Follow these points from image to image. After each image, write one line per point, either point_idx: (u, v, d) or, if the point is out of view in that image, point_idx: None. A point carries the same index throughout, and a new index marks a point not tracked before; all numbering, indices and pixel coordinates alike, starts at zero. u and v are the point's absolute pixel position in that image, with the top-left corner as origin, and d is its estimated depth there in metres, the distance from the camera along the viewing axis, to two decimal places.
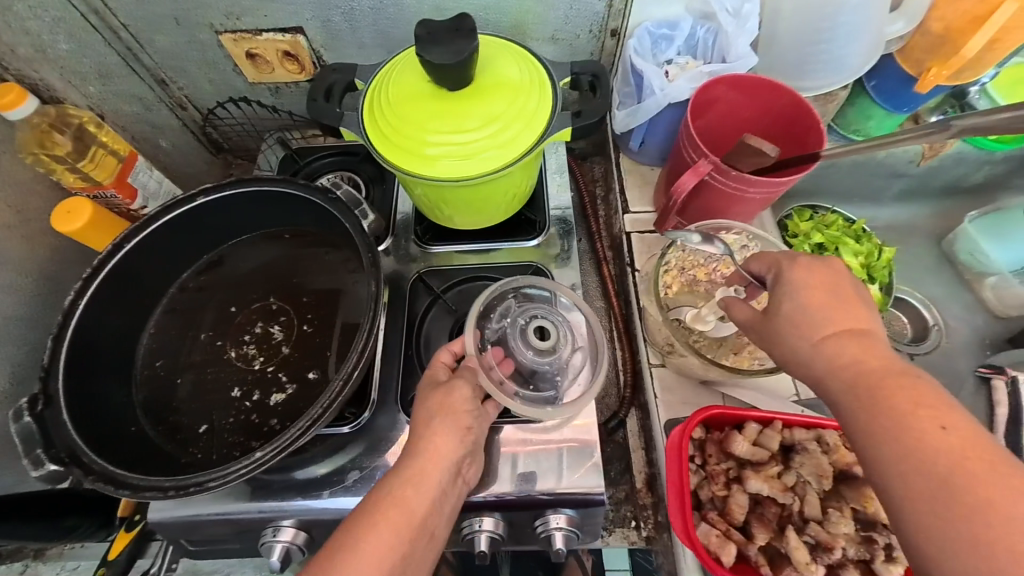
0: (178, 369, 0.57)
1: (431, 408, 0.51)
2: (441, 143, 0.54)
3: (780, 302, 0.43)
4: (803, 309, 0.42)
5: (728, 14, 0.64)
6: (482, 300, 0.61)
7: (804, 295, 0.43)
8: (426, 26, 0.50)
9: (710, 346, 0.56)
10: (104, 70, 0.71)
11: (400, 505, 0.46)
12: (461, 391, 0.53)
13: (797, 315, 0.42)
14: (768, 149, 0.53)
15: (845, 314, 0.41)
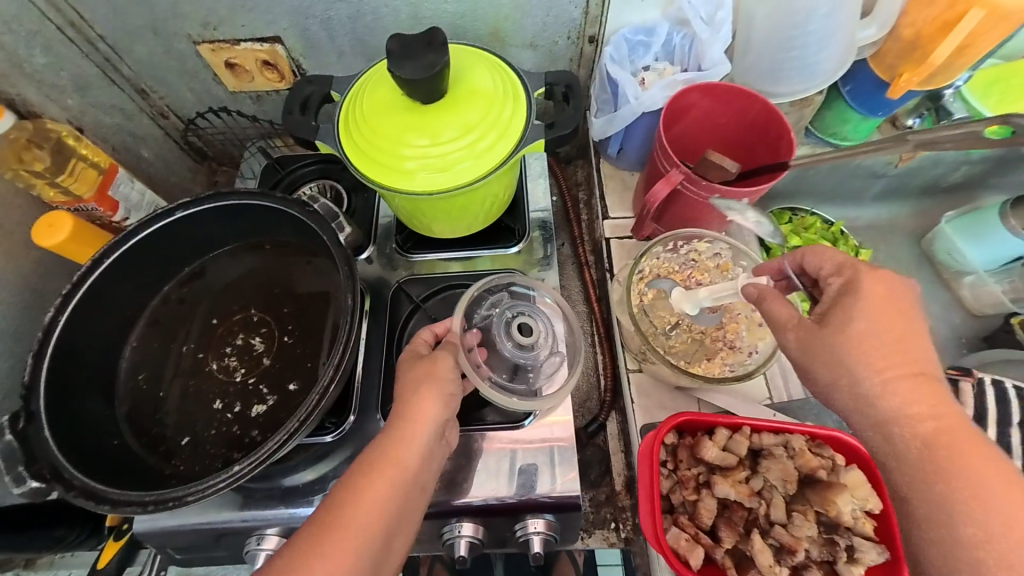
0: (161, 381, 0.58)
1: (419, 373, 0.51)
2: (418, 155, 0.55)
3: (846, 317, 0.43)
4: (865, 324, 0.42)
5: (703, 21, 0.65)
6: (472, 291, 0.62)
7: (866, 311, 0.43)
8: (398, 39, 0.51)
9: (684, 352, 0.57)
10: (82, 82, 0.71)
11: (392, 462, 0.46)
12: (444, 362, 0.52)
13: (858, 328, 0.42)
14: (729, 165, 0.59)
15: (897, 329, 0.42)
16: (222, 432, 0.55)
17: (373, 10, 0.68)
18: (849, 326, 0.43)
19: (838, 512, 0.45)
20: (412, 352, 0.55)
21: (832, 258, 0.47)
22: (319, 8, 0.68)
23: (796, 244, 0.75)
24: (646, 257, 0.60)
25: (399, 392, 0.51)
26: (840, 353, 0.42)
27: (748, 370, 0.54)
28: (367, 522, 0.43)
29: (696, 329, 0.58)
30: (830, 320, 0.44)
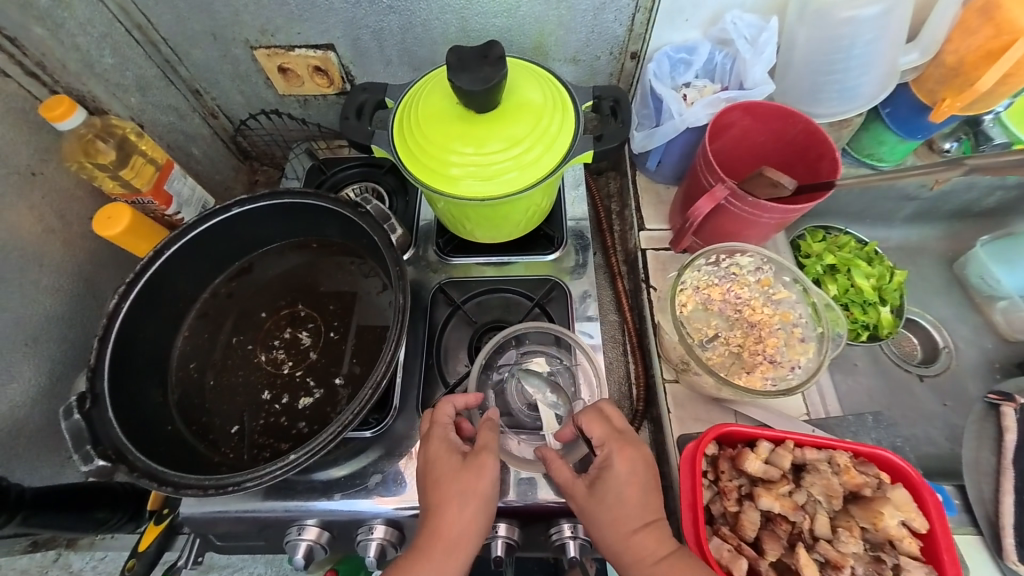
0: (210, 370, 0.60)
1: (462, 488, 0.49)
2: (466, 163, 0.57)
3: (608, 491, 0.47)
4: (637, 498, 0.47)
5: (746, 42, 0.66)
6: (485, 351, 0.61)
7: (627, 489, 0.47)
8: (458, 52, 0.53)
9: (724, 366, 0.57)
10: (143, 82, 0.74)
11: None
12: (490, 469, 0.50)
13: (617, 496, 0.46)
14: (785, 181, 0.57)
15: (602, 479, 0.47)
16: (269, 420, 0.56)
17: (424, 21, 0.70)
18: (611, 496, 0.46)
19: (884, 527, 0.45)
20: (448, 445, 0.52)
21: (597, 430, 0.49)
22: (372, 19, 0.70)
23: (830, 261, 0.75)
24: (697, 278, 0.62)
25: (438, 497, 0.48)
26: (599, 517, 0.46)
27: (786, 384, 0.55)
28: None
29: (732, 342, 0.59)
30: (595, 490, 0.47)
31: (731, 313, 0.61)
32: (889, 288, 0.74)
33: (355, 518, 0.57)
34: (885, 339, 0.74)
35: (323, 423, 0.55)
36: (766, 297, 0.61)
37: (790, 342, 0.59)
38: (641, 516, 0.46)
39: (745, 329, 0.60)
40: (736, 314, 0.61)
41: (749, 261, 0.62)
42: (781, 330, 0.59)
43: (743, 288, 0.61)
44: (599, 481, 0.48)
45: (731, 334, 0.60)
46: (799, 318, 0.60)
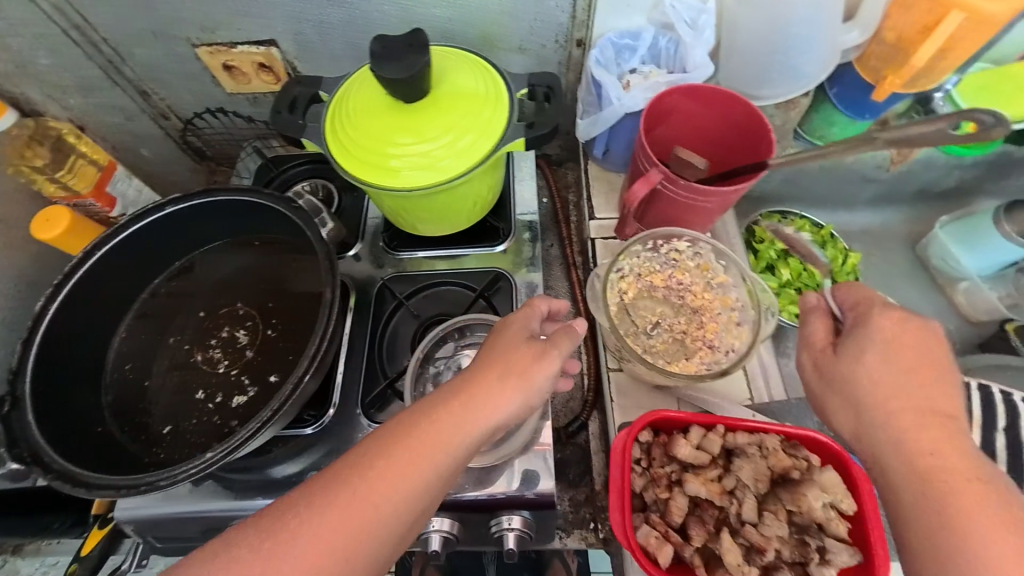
0: (147, 371, 0.59)
1: (512, 362, 0.44)
2: (397, 153, 0.56)
3: (862, 348, 0.45)
4: (887, 359, 0.44)
5: (686, 24, 0.65)
6: (423, 345, 0.60)
7: (895, 347, 0.44)
8: (382, 41, 0.52)
9: (662, 353, 0.57)
10: (85, 83, 0.74)
11: (430, 441, 0.40)
12: (549, 363, 0.45)
13: (907, 351, 0.44)
14: (698, 161, 0.61)
15: (910, 354, 0.44)
16: (201, 420, 0.55)
17: (366, 14, 0.70)
18: (864, 357, 0.45)
19: (809, 509, 0.44)
20: (525, 327, 0.48)
21: (854, 292, 0.49)
22: (313, 13, 0.70)
23: (783, 246, 0.74)
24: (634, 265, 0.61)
25: (485, 364, 0.44)
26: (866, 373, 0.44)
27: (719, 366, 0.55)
28: (388, 496, 0.38)
29: (674, 328, 0.58)
30: (844, 349, 0.46)
31: (674, 298, 0.60)
32: (842, 271, 0.74)
33: None
34: None
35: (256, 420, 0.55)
36: (708, 283, 0.61)
37: (728, 325, 0.58)
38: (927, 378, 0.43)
39: (689, 314, 0.59)
40: (680, 300, 0.60)
41: (685, 246, 0.62)
42: (722, 314, 0.59)
43: (682, 273, 0.61)
44: (849, 342, 0.46)
45: (675, 319, 0.59)
46: (738, 302, 0.59)
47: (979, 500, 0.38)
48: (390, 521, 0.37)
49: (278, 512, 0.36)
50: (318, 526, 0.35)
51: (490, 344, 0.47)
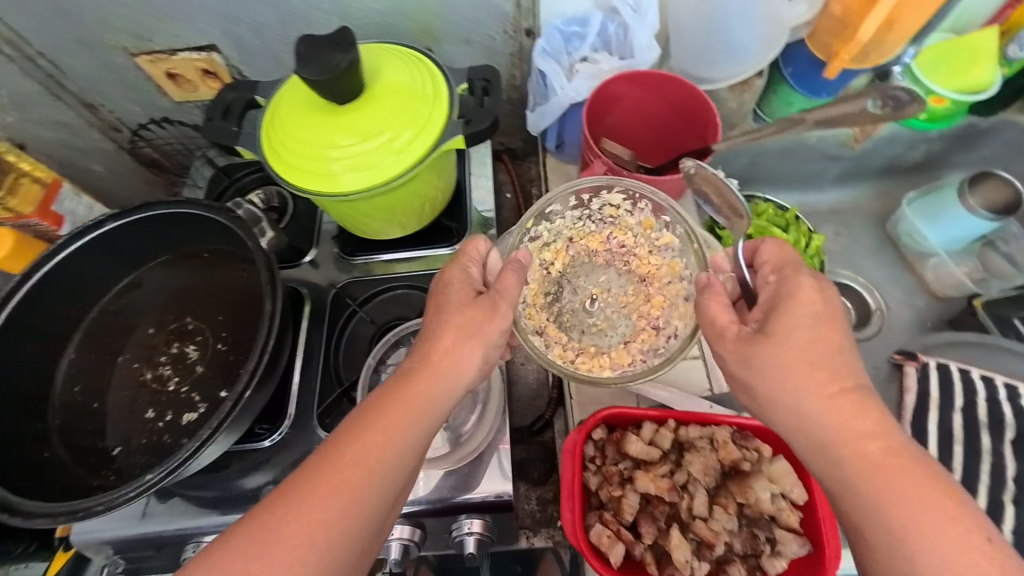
0: (96, 393, 0.58)
1: (471, 323, 0.46)
2: (332, 155, 0.54)
3: (787, 325, 0.41)
4: (815, 342, 0.40)
5: (630, 8, 0.63)
6: (376, 351, 0.59)
7: (804, 327, 0.41)
8: (306, 40, 0.50)
9: (593, 351, 0.55)
10: (21, 98, 0.71)
11: (408, 407, 0.43)
12: (498, 320, 0.47)
13: (828, 348, 0.40)
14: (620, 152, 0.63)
15: (824, 337, 0.40)
16: (148, 442, 0.54)
17: (302, 13, 0.67)
18: (772, 353, 0.40)
19: (757, 501, 0.45)
20: (469, 275, 0.50)
21: (778, 254, 0.46)
22: (247, 14, 0.67)
23: (746, 231, 0.73)
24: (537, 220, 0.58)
25: (440, 328, 0.46)
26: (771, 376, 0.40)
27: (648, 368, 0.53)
28: (378, 462, 0.40)
29: (598, 295, 0.58)
30: (769, 330, 0.41)
31: (612, 263, 0.60)
32: (807, 254, 0.72)
33: None
34: None
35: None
36: (620, 237, 0.61)
37: (639, 283, 0.59)
38: (848, 374, 0.40)
39: (633, 283, 0.59)
40: (623, 264, 0.60)
41: (595, 190, 0.58)
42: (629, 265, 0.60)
43: (606, 229, 0.61)
44: (769, 320, 0.42)
45: (619, 291, 0.58)
46: (686, 268, 0.58)
47: (884, 477, 0.37)
48: (380, 487, 0.40)
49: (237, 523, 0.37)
50: (328, 502, 0.38)
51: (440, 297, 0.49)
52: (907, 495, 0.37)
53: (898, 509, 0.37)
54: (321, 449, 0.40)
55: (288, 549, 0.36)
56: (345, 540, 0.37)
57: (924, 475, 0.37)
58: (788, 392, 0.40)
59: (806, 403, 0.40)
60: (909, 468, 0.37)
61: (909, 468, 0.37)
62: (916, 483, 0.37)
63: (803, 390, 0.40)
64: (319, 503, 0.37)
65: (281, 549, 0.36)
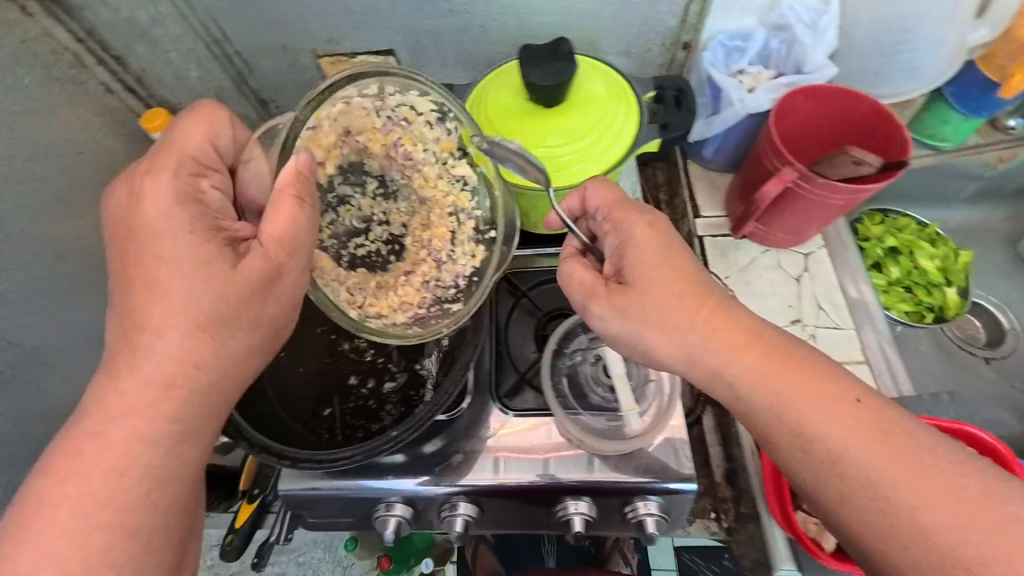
0: (299, 358, 0.62)
1: (195, 276, 0.40)
2: (535, 155, 0.59)
3: (638, 264, 0.45)
4: (665, 281, 0.44)
5: (806, 26, 0.66)
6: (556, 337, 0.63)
7: (640, 252, 0.45)
8: (530, 51, 0.56)
9: (367, 290, 0.53)
10: (220, 93, 0.78)
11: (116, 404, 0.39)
12: (239, 270, 0.41)
13: (635, 253, 0.45)
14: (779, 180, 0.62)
15: (680, 288, 0.43)
16: (355, 405, 0.60)
17: (483, 23, 0.73)
18: (643, 297, 0.44)
19: None
20: (195, 196, 0.41)
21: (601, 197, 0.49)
22: (433, 23, 0.74)
23: (892, 244, 0.75)
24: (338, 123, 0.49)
25: (135, 276, 0.40)
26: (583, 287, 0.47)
27: (451, 311, 0.55)
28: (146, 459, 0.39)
29: (421, 219, 0.55)
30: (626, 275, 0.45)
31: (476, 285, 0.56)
32: (957, 270, 0.74)
33: (437, 496, 0.60)
34: (952, 321, 0.75)
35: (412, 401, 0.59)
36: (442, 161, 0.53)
37: (471, 210, 0.55)
38: (670, 269, 0.44)
39: (372, 197, 0.53)
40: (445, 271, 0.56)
41: (426, 103, 0.51)
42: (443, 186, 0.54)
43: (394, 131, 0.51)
44: (623, 261, 0.46)
45: (392, 208, 0.54)
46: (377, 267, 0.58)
47: (807, 407, 0.39)
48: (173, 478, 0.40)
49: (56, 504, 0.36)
50: (102, 478, 0.37)
51: (131, 211, 0.40)
52: (882, 466, 0.36)
53: (804, 419, 0.39)
54: (60, 458, 0.37)
55: (84, 540, 0.36)
56: (151, 535, 0.39)
57: (870, 426, 0.38)
58: (601, 299, 0.46)
59: (677, 318, 0.43)
60: (791, 370, 0.40)
61: (791, 366, 0.41)
62: (814, 389, 0.40)
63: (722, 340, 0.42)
64: (87, 479, 0.37)
65: (70, 542, 0.36)
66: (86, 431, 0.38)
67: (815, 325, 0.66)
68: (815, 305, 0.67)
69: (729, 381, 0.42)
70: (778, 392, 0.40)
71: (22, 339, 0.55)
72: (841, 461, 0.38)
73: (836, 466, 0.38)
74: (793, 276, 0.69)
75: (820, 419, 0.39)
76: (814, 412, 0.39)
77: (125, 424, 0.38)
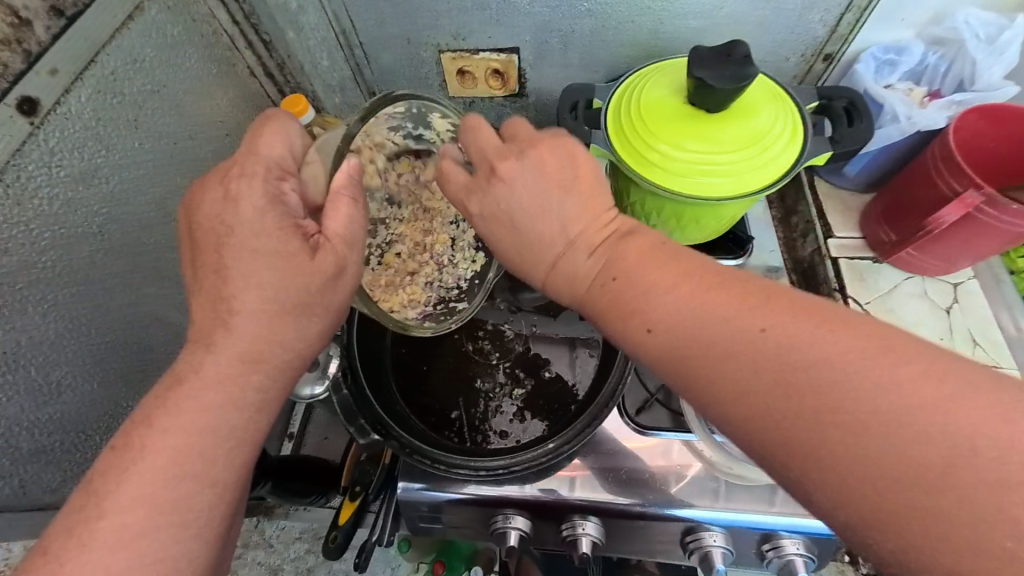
0: (422, 356, 0.66)
1: (286, 270, 0.40)
2: (694, 160, 0.56)
3: (624, 255, 0.40)
4: (651, 277, 0.37)
5: (980, 40, 0.62)
6: None
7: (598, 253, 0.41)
8: (698, 51, 0.53)
9: (378, 286, 0.57)
10: (342, 83, 0.78)
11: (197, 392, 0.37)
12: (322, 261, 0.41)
13: (551, 208, 0.43)
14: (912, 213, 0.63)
15: (685, 278, 0.36)
16: (485, 411, 0.62)
17: (618, 24, 0.70)
18: (635, 286, 0.37)
19: None
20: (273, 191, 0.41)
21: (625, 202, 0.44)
22: (566, 22, 0.70)
23: None
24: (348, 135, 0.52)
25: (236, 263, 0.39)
26: (538, 274, 0.45)
27: (455, 309, 0.60)
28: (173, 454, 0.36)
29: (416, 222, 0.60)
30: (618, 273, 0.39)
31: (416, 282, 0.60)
32: None
33: (569, 508, 0.60)
34: None
35: (546, 410, 0.61)
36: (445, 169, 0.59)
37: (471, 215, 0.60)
38: (600, 244, 0.41)
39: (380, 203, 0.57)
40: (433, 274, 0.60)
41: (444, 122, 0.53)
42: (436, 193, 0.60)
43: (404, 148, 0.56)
44: (616, 248, 0.40)
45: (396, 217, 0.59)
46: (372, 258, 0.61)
47: (797, 360, 0.30)
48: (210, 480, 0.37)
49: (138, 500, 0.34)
50: (156, 478, 0.35)
51: (231, 214, 0.40)
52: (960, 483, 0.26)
53: (839, 376, 0.29)
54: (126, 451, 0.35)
55: (141, 535, 0.34)
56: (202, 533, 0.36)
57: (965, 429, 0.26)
58: (595, 290, 0.40)
59: (644, 284, 0.37)
60: (782, 330, 0.31)
61: (785, 312, 0.32)
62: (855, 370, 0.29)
63: (724, 336, 0.33)
64: (132, 479, 0.35)
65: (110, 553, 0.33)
66: (175, 388, 0.37)
67: None
68: (969, 340, 0.65)
69: (651, 324, 0.36)
70: (763, 355, 0.31)
71: (170, 316, 0.56)
72: (913, 424, 0.27)
73: (907, 447, 0.27)
74: (941, 309, 0.67)
75: (782, 360, 0.31)
76: (843, 379, 0.29)
77: (179, 421, 0.36)
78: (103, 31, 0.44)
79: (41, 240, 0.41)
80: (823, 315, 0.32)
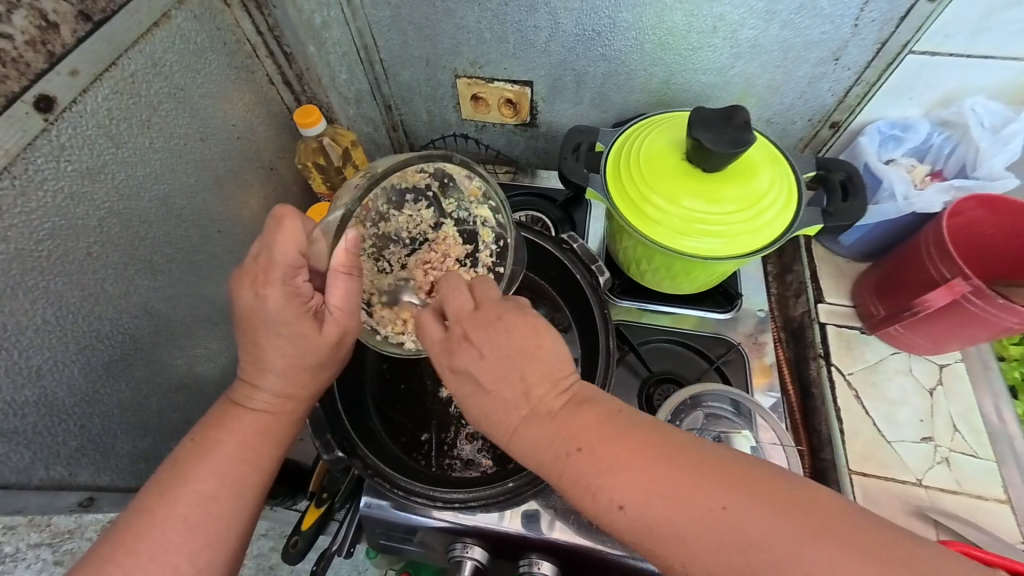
0: (401, 374, 0.67)
1: (302, 339, 0.48)
2: (688, 216, 0.57)
3: (583, 419, 0.39)
4: (549, 433, 0.40)
5: (985, 129, 0.63)
6: (670, 408, 0.61)
7: (541, 426, 0.40)
8: (699, 112, 0.54)
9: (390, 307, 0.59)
10: (359, 96, 0.80)
11: (227, 437, 0.46)
12: (330, 332, 0.49)
13: (534, 364, 0.42)
14: (883, 307, 0.66)
15: (595, 453, 0.38)
16: (455, 434, 0.62)
17: (631, 70, 0.70)
18: (580, 465, 0.38)
19: None
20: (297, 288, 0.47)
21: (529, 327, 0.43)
22: (581, 63, 0.71)
23: None
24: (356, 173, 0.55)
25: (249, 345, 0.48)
26: (509, 424, 0.42)
27: None
28: (193, 488, 0.44)
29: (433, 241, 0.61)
30: (586, 449, 0.38)
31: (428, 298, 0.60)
32: None
33: (526, 543, 0.60)
34: None
35: None
36: (462, 199, 0.61)
37: (491, 241, 0.61)
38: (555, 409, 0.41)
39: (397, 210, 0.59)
40: None
41: (458, 168, 0.56)
42: (453, 216, 0.62)
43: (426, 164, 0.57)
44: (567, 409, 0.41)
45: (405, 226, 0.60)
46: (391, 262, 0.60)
47: (774, 518, 0.33)
48: (221, 517, 0.44)
49: (153, 522, 0.42)
50: (214, 477, 0.44)
51: (262, 310, 0.46)
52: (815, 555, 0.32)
53: (694, 509, 0.35)
54: (165, 476, 0.44)
55: (203, 518, 0.43)
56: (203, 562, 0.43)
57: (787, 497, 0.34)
58: (561, 460, 0.39)
59: (585, 468, 0.38)
60: (778, 492, 0.34)
61: (739, 478, 0.35)
62: (700, 480, 0.35)
63: (657, 500, 0.35)
64: (198, 477, 0.44)
65: (178, 532, 0.42)
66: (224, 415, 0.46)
67: (950, 448, 0.63)
68: (948, 424, 0.64)
69: (624, 503, 0.36)
70: (790, 537, 0.32)
71: (159, 309, 0.57)
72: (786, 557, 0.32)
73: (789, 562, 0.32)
74: (926, 388, 0.66)
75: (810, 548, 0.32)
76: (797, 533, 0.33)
77: (219, 454, 0.45)
78: (126, 36, 0.46)
79: (41, 231, 0.42)
80: (803, 492, 0.34)
